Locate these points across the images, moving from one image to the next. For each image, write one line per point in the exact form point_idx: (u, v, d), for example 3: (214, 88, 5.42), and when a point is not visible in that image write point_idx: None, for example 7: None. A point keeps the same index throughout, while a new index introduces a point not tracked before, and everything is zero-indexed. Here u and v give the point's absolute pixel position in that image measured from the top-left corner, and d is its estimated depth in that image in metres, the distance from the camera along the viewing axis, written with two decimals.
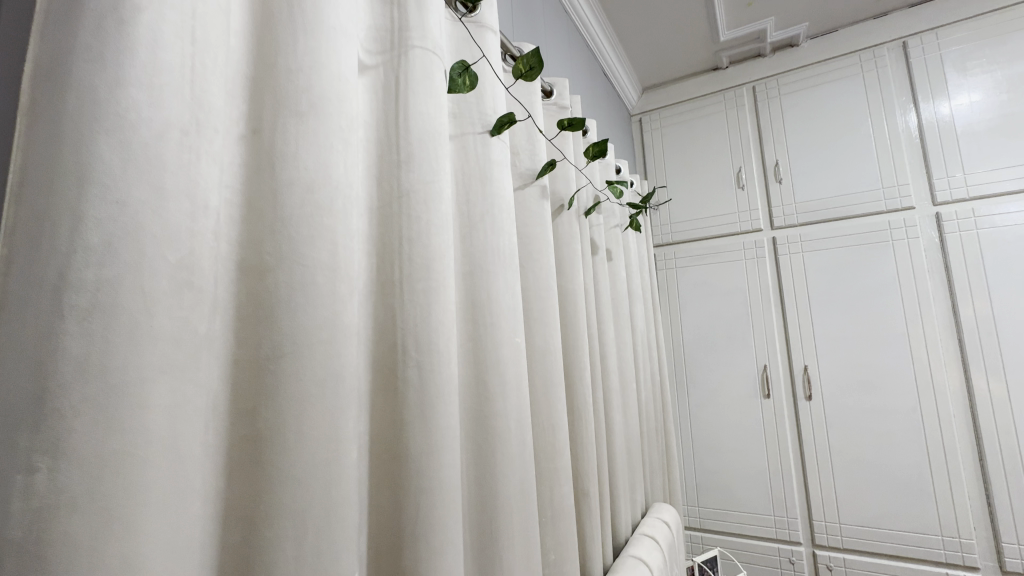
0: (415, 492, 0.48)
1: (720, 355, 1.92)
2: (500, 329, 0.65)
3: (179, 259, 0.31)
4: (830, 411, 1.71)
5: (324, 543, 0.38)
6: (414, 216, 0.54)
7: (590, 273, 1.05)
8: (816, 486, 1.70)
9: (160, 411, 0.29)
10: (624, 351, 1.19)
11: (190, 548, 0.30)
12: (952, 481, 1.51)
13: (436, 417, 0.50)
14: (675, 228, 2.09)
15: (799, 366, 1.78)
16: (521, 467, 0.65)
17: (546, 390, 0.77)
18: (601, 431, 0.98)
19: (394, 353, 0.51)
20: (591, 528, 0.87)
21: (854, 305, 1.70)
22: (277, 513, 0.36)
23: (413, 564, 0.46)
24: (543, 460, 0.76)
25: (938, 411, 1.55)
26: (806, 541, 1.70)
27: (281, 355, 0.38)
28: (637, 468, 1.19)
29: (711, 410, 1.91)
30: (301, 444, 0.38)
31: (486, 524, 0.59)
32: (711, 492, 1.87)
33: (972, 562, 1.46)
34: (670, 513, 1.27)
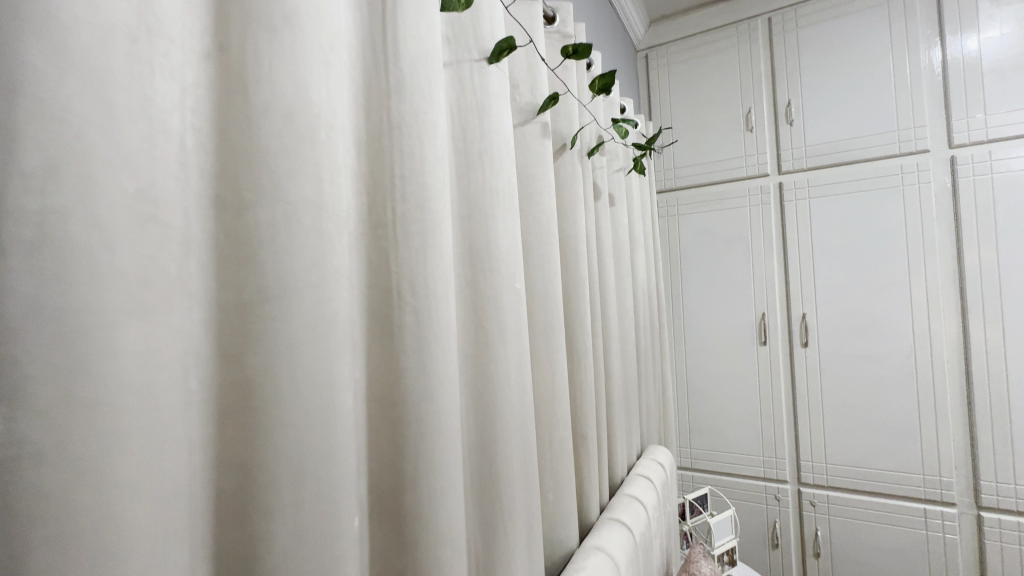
0: (416, 439, 0.47)
1: (718, 304, 1.91)
2: (500, 275, 0.62)
3: (139, 191, 0.27)
4: (824, 357, 1.72)
5: (323, 490, 0.37)
6: (406, 152, 0.49)
7: (591, 218, 1.01)
8: (805, 429, 1.75)
9: (132, 357, 0.26)
10: (624, 299, 1.18)
11: (176, 494, 0.29)
12: (939, 425, 1.55)
13: (435, 364, 0.49)
14: (679, 173, 2.01)
15: (797, 314, 1.78)
16: (521, 413, 0.64)
17: (546, 338, 0.76)
18: (600, 378, 0.99)
19: (389, 298, 0.48)
20: (588, 469, 0.89)
21: (858, 252, 1.68)
22: (272, 460, 0.35)
23: (414, 506, 0.46)
24: (543, 405, 0.76)
25: (932, 357, 1.56)
26: (792, 479, 1.77)
27: (267, 298, 0.36)
28: (634, 412, 1.21)
29: (707, 358, 1.93)
30: (295, 392, 0.36)
31: (486, 469, 0.59)
32: (703, 434, 1.93)
33: (949, 498, 1.54)
34: (665, 455, 1.31)
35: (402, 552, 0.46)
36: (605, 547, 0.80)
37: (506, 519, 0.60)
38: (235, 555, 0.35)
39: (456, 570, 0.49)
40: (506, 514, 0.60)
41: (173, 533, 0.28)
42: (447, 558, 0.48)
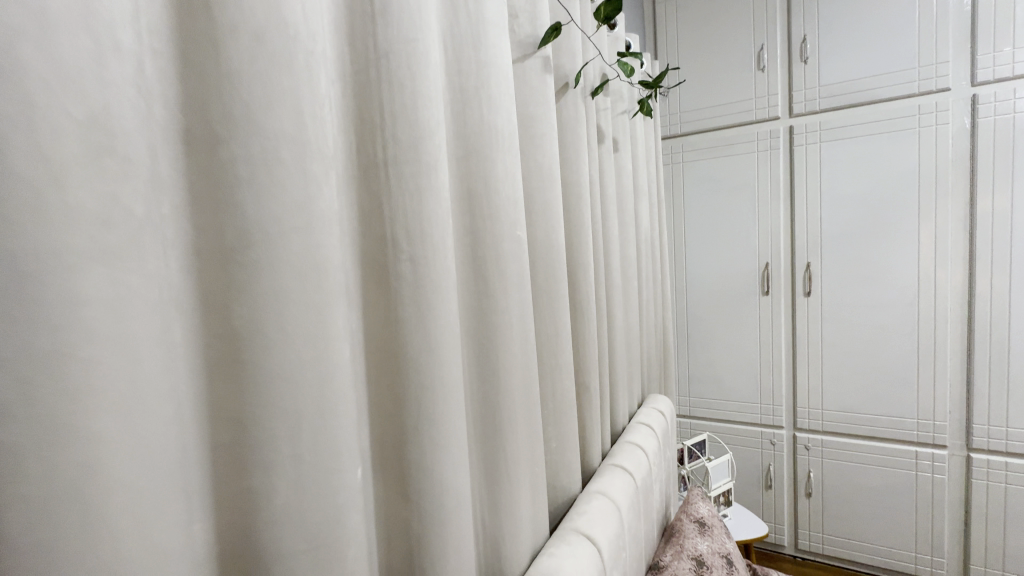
0: (417, 390, 0.46)
1: (721, 254, 1.88)
2: (500, 223, 0.59)
3: (89, 118, 0.24)
4: (826, 306, 1.72)
5: (323, 442, 0.36)
6: (395, 85, 0.45)
7: (594, 163, 0.96)
8: (803, 377, 1.77)
9: (98, 306, 0.24)
10: (627, 250, 1.15)
11: (163, 450, 0.27)
12: (937, 371, 1.57)
13: (434, 314, 0.47)
14: (685, 117, 1.92)
15: (801, 263, 1.75)
16: (524, 364, 0.63)
17: (548, 289, 0.74)
18: (603, 329, 0.97)
19: (383, 245, 0.45)
20: (590, 418, 0.89)
21: (867, 199, 1.63)
22: (267, 413, 0.33)
23: (418, 456, 0.46)
24: (545, 356, 0.74)
25: (936, 305, 1.55)
26: (788, 425, 1.81)
27: (250, 244, 0.33)
28: (636, 362, 1.21)
29: (709, 309, 1.92)
30: (288, 343, 0.34)
31: (490, 419, 0.58)
32: (702, 383, 1.96)
33: (940, 441, 1.58)
34: (665, 404, 1.33)
35: (407, 501, 0.46)
36: (607, 492, 0.82)
37: (511, 467, 0.60)
38: (234, 508, 0.34)
39: (462, 518, 0.49)
40: (510, 462, 0.60)
41: (163, 488, 0.27)
42: (453, 507, 0.48)
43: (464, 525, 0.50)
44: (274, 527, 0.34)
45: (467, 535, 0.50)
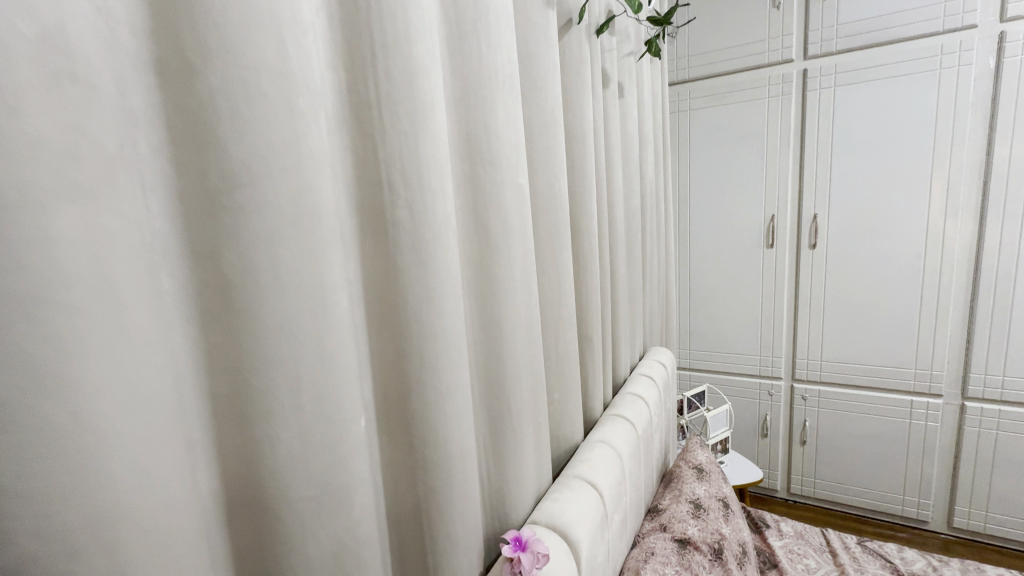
0: (419, 341, 0.45)
1: (727, 207, 1.84)
2: (501, 170, 0.56)
3: (43, 38, 0.22)
4: (831, 258, 1.69)
5: (324, 392, 0.35)
6: (386, 13, 0.41)
7: (599, 108, 0.91)
8: (804, 329, 1.78)
9: (72, 249, 0.22)
10: (631, 201, 1.12)
11: (156, 400, 0.27)
12: (938, 323, 1.57)
13: (434, 264, 0.45)
14: (694, 61, 1.83)
15: (808, 215, 1.72)
16: (527, 316, 0.62)
17: (550, 240, 0.72)
18: (606, 282, 0.96)
19: (379, 193, 0.43)
20: (593, 370, 0.90)
21: (880, 147, 1.57)
22: (265, 364, 0.33)
23: (421, 406, 0.45)
24: (548, 309, 0.73)
25: (942, 256, 1.54)
26: (786, 376, 1.84)
27: (235, 187, 0.31)
28: (637, 316, 1.21)
29: (712, 262, 1.91)
30: (283, 292, 0.33)
31: (493, 372, 0.58)
32: (702, 336, 1.97)
33: (936, 390, 1.60)
34: (666, 356, 1.35)
35: (412, 450, 0.46)
36: (609, 441, 0.84)
37: (514, 418, 0.60)
38: (238, 459, 0.33)
39: (467, 465, 0.50)
40: (513, 412, 0.60)
41: (160, 436, 0.27)
42: (457, 455, 0.48)
43: (469, 472, 0.50)
44: (279, 476, 0.34)
45: (472, 481, 0.51)
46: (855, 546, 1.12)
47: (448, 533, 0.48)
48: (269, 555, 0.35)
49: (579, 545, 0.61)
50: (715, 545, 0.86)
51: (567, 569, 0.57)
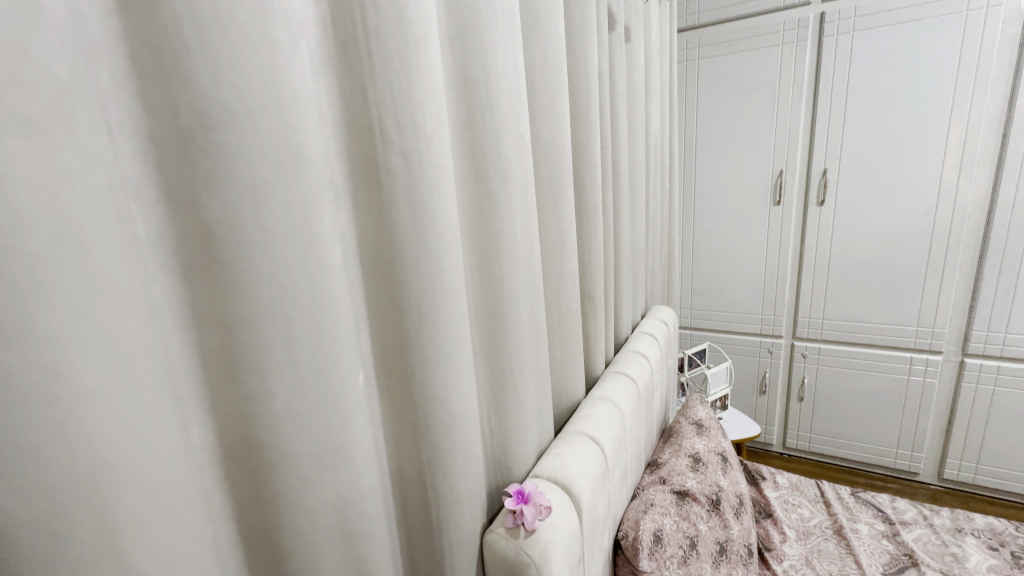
0: (417, 297, 0.43)
1: (733, 163, 1.79)
2: (500, 117, 0.53)
3: None
4: (839, 215, 1.66)
5: (318, 348, 0.34)
6: None
7: (604, 53, 0.86)
8: (807, 288, 1.77)
9: (26, 189, 0.20)
10: (635, 155, 1.07)
11: (136, 355, 0.25)
12: (944, 280, 1.55)
13: (430, 215, 0.43)
14: (704, 5, 1.72)
15: (818, 171, 1.66)
16: (528, 272, 0.60)
17: (552, 194, 0.69)
18: (609, 239, 0.93)
19: (370, 139, 0.40)
20: (595, 328, 0.89)
21: (897, 97, 1.50)
22: (254, 318, 0.31)
23: (421, 363, 0.44)
24: (550, 266, 0.71)
25: (953, 212, 1.50)
26: (787, 334, 1.84)
27: (210, 126, 0.28)
28: (640, 274, 1.19)
29: (717, 220, 1.87)
30: (269, 242, 0.31)
31: (494, 330, 0.57)
32: (704, 295, 1.96)
33: (937, 347, 1.61)
34: (668, 314, 1.34)
35: (412, 407, 0.45)
36: (611, 398, 0.84)
37: (516, 375, 0.59)
38: (232, 415, 0.32)
39: (468, 421, 0.49)
40: (515, 370, 0.59)
41: (140, 392, 0.25)
42: (459, 411, 0.48)
43: (470, 427, 0.50)
44: (275, 432, 0.33)
45: (474, 437, 0.51)
46: (849, 498, 1.14)
47: (451, 486, 0.48)
48: (270, 509, 0.34)
49: (581, 497, 0.62)
50: (712, 497, 0.88)
51: (570, 521, 0.58)
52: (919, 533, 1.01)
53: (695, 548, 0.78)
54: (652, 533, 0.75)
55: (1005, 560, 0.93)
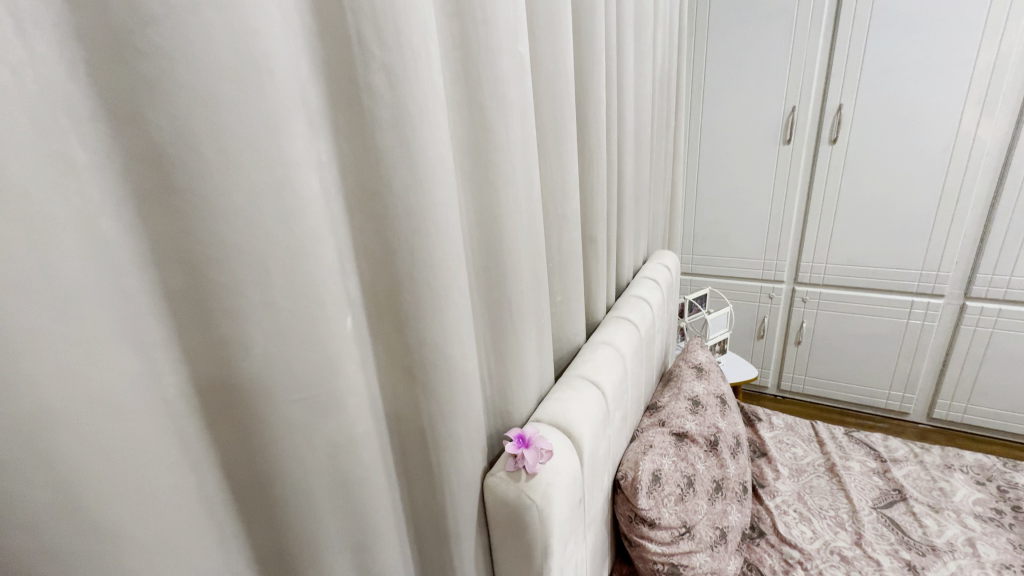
0: (408, 233, 0.40)
1: (743, 99, 1.69)
2: (497, 32, 0.47)
3: None
4: (851, 155, 1.59)
5: (298, 288, 0.31)
6: None
7: None
8: (812, 232, 1.73)
9: None
10: (642, 88, 1.00)
11: (76, 296, 0.22)
12: (954, 222, 1.51)
13: (420, 143, 0.38)
14: None
15: (832, 107, 1.57)
16: (527, 211, 0.56)
17: (554, 127, 0.63)
18: (612, 178, 0.88)
19: (347, 51, 0.34)
20: (596, 272, 0.86)
21: (924, 24, 1.39)
22: (221, 254, 0.27)
23: (414, 305, 0.42)
24: (550, 205, 0.67)
25: (971, 151, 1.44)
26: (789, 279, 1.83)
27: (148, 21, 0.23)
28: (642, 217, 1.14)
29: (722, 162, 1.79)
30: (233, 167, 0.27)
31: (492, 273, 0.53)
32: (707, 241, 1.93)
33: (939, 291, 1.59)
34: (671, 259, 1.31)
35: (408, 352, 0.43)
36: (612, 342, 0.82)
37: (515, 320, 0.57)
38: (210, 363, 0.30)
39: (466, 366, 0.47)
40: (514, 314, 0.57)
41: (86, 336, 0.22)
42: (456, 357, 0.46)
43: (469, 373, 0.48)
44: (257, 380, 0.30)
45: (473, 382, 0.49)
46: (842, 436, 1.16)
47: (450, 431, 0.47)
48: (258, 460, 0.32)
49: (581, 440, 0.61)
50: (711, 438, 0.89)
51: (571, 464, 0.57)
52: (909, 470, 1.04)
53: (693, 486, 0.80)
54: (652, 472, 0.75)
55: (990, 495, 0.96)
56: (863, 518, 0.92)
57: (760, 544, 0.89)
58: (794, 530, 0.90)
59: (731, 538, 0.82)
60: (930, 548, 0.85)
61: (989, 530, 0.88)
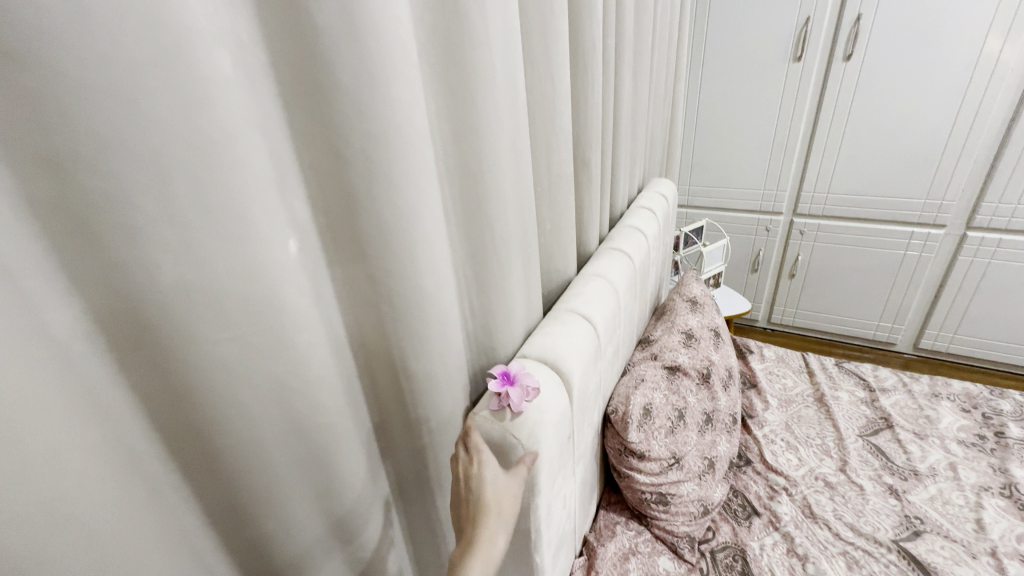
0: (363, 142, 0.32)
1: (755, 10, 1.52)
2: None
3: None
4: (865, 75, 1.47)
5: (215, 201, 0.25)
6: None
7: None
8: (816, 161, 1.64)
9: None
10: None
11: None
12: (965, 149, 1.43)
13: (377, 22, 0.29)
14: None
15: (850, 19, 1.43)
16: (511, 123, 0.48)
17: (543, 24, 0.53)
18: (608, 93, 0.79)
19: None
20: (589, 199, 0.79)
21: None
22: (93, 149, 0.21)
23: (376, 230, 0.35)
24: (538, 120, 0.59)
25: (994, 69, 1.33)
26: (787, 211, 1.77)
27: None
28: (639, 141, 1.05)
29: (726, 84, 1.66)
30: (94, 31, 0.19)
31: (471, 194, 0.47)
32: (705, 171, 1.83)
33: (941, 221, 1.55)
34: (668, 188, 1.23)
35: (372, 283, 0.38)
36: (605, 275, 0.78)
37: (500, 249, 0.51)
38: (110, 295, 0.24)
39: (443, 301, 0.42)
40: (497, 243, 0.50)
41: None
42: (431, 291, 0.40)
43: (447, 309, 0.43)
44: (172, 316, 0.25)
45: (451, 319, 0.44)
46: (832, 367, 1.16)
47: (426, 371, 0.43)
48: (191, 405, 0.28)
49: (571, 376, 0.58)
50: (703, 370, 0.87)
51: (559, 400, 0.54)
52: (897, 399, 1.04)
53: (683, 419, 0.78)
54: (643, 407, 0.73)
55: (975, 421, 0.97)
56: (849, 446, 0.93)
57: (746, 471, 0.90)
58: (781, 458, 0.91)
59: (719, 467, 0.82)
60: (912, 473, 0.87)
61: (971, 455, 0.90)
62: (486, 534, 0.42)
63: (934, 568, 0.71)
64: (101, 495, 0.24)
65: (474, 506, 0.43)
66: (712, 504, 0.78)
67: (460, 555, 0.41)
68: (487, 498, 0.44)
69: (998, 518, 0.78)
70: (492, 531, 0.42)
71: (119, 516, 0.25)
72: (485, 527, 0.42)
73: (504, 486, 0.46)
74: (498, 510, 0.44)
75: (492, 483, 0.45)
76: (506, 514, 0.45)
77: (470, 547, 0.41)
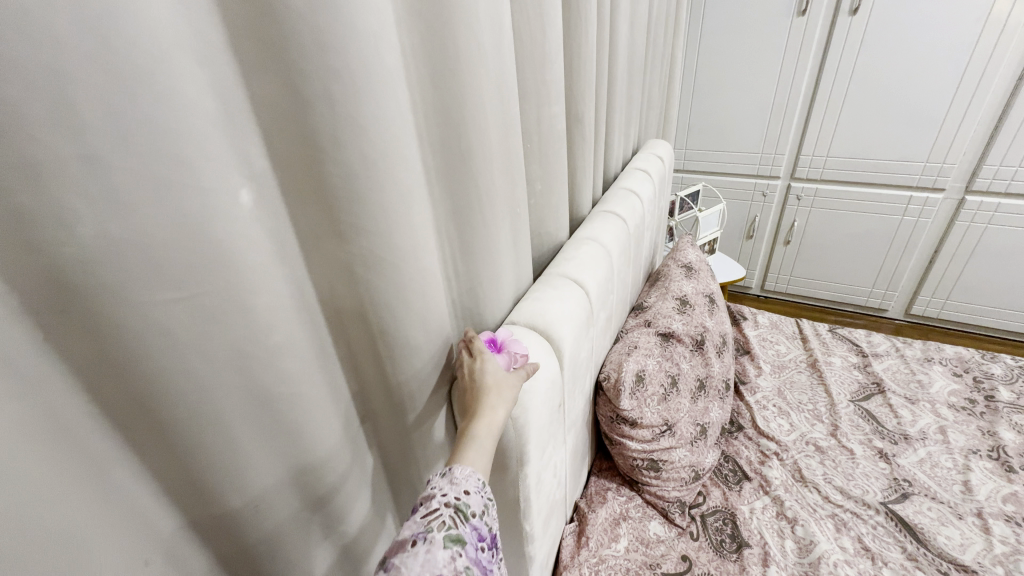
0: (322, 81, 0.28)
1: None
2: None
3: None
4: (871, 30, 1.41)
5: (141, 141, 0.21)
6: None
7: None
8: (816, 122, 1.59)
9: None
10: None
11: None
12: (970, 109, 1.39)
13: None
14: None
15: None
16: (496, 69, 0.44)
17: None
18: (603, 43, 0.73)
19: None
20: (582, 159, 0.75)
21: None
22: None
23: (343, 183, 0.32)
24: (527, 68, 0.54)
25: (1006, 24, 1.27)
26: (785, 175, 1.73)
27: None
28: (636, 98, 1.00)
29: (727, 40, 1.59)
30: None
31: (453, 149, 0.43)
32: (702, 134, 1.78)
33: (940, 185, 1.52)
34: (664, 150, 1.19)
35: (342, 242, 0.34)
36: (598, 239, 0.74)
37: (485, 209, 0.47)
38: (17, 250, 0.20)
39: (424, 264, 0.39)
40: (483, 203, 0.47)
41: None
42: (409, 252, 0.37)
43: (427, 272, 0.40)
44: (98, 277, 0.22)
45: (433, 283, 0.41)
46: (825, 332, 1.15)
47: (406, 338, 0.40)
48: (132, 376, 0.25)
49: (562, 343, 0.55)
50: (697, 337, 0.86)
51: (550, 367, 0.52)
52: (889, 364, 1.04)
53: (676, 386, 0.77)
54: (636, 373, 0.72)
55: (966, 385, 0.98)
56: (840, 411, 0.93)
57: (738, 437, 0.90)
58: (772, 423, 0.91)
59: (711, 433, 0.82)
60: (902, 437, 0.88)
61: (961, 419, 0.90)
62: (485, 408, 0.43)
63: (921, 529, 0.72)
64: (15, 479, 0.21)
65: (474, 391, 0.44)
66: (703, 469, 0.78)
67: (464, 426, 0.42)
68: (486, 381, 0.44)
69: (985, 480, 0.79)
70: (492, 408, 0.43)
71: (45, 498, 0.22)
72: (485, 405, 0.43)
73: (505, 376, 0.45)
74: (496, 390, 0.43)
75: (492, 371, 0.45)
76: (505, 394, 0.44)
77: (470, 420, 0.42)
